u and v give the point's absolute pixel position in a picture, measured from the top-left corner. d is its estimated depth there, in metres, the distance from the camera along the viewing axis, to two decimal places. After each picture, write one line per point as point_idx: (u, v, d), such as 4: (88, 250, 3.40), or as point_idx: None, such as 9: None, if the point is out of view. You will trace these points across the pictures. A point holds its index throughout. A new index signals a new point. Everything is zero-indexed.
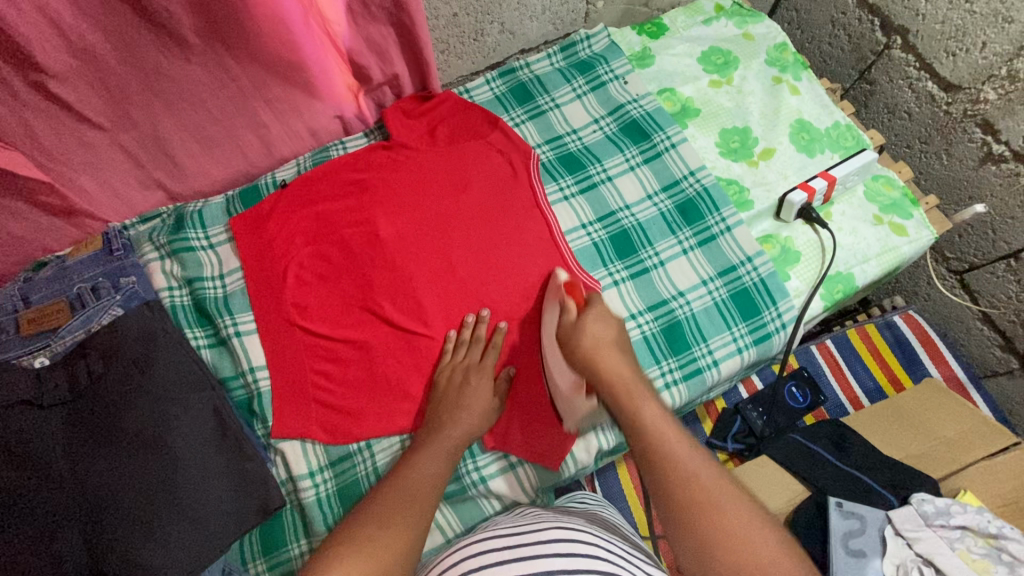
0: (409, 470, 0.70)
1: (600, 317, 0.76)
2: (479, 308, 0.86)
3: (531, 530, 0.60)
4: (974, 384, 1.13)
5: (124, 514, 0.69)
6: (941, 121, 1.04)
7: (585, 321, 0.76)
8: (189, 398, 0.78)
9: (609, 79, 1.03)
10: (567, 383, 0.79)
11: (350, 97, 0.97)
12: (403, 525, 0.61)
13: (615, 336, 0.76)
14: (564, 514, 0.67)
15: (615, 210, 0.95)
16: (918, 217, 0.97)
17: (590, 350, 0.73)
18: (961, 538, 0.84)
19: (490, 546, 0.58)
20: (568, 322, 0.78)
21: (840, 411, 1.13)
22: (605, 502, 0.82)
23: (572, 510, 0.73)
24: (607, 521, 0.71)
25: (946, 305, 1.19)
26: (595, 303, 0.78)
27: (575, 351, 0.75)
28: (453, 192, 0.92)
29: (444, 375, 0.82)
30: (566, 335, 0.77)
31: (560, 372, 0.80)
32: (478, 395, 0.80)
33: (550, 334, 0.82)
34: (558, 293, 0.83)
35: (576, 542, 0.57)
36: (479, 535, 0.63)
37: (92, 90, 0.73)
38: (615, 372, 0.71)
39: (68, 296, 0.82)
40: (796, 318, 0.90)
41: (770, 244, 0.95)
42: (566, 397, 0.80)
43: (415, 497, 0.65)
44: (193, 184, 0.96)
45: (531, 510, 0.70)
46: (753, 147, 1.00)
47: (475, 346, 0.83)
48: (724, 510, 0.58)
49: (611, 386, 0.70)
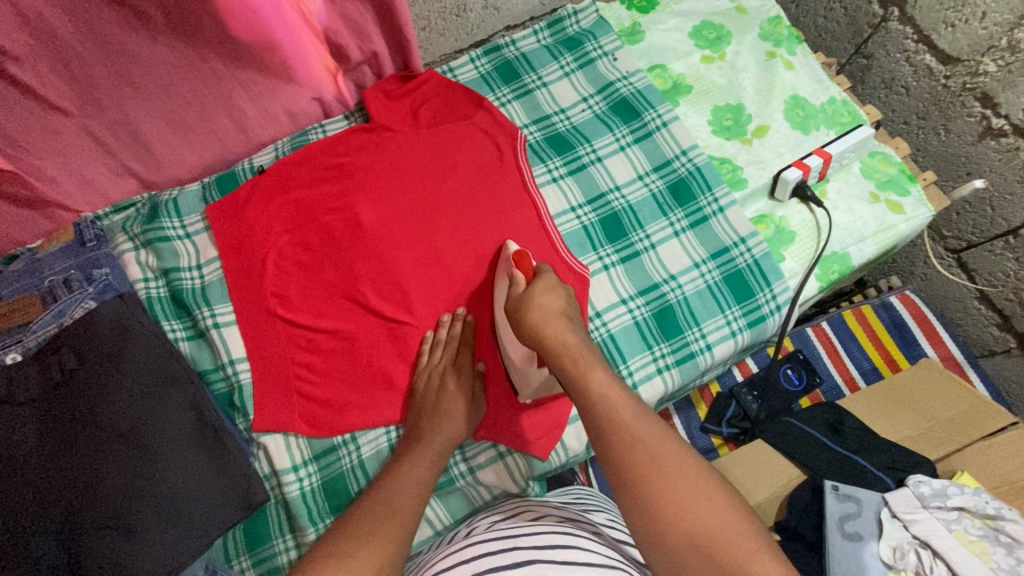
0: (393, 480, 0.67)
1: (545, 286, 0.72)
2: (455, 307, 0.84)
3: (525, 535, 0.58)
4: (971, 364, 1.12)
5: (102, 514, 0.66)
6: (939, 96, 1.02)
7: (531, 291, 0.71)
8: (167, 393, 0.75)
9: (598, 55, 1.00)
10: (520, 356, 0.77)
11: (329, 79, 0.94)
12: (386, 536, 0.57)
13: (564, 305, 0.71)
14: (560, 517, 0.65)
15: (605, 191, 0.93)
16: (915, 194, 0.94)
17: (537, 322, 0.67)
18: (958, 519, 0.83)
19: (482, 551, 0.56)
20: (516, 294, 0.73)
21: (835, 393, 1.12)
22: (602, 496, 0.82)
23: (567, 510, 0.69)
24: (608, 529, 0.68)
25: (944, 285, 1.17)
26: (544, 274, 0.74)
27: (521, 324, 0.70)
28: (437, 175, 0.89)
29: (422, 380, 0.79)
30: (514, 305, 0.72)
31: (513, 345, 0.78)
32: (456, 398, 0.77)
33: (501, 309, 0.80)
34: (507, 267, 0.80)
35: (572, 549, 0.55)
36: (472, 538, 0.61)
37: (56, 73, 0.70)
38: (560, 341, 0.65)
39: (40, 290, 0.79)
40: (791, 300, 0.88)
41: (764, 224, 0.92)
42: (520, 368, 0.78)
43: (399, 508, 0.62)
44: (167, 172, 0.92)
45: (528, 511, 0.67)
46: (747, 124, 0.97)
47: (451, 346, 0.80)
48: (674, 478, 0.53)
49: (558, 357, 0.64)
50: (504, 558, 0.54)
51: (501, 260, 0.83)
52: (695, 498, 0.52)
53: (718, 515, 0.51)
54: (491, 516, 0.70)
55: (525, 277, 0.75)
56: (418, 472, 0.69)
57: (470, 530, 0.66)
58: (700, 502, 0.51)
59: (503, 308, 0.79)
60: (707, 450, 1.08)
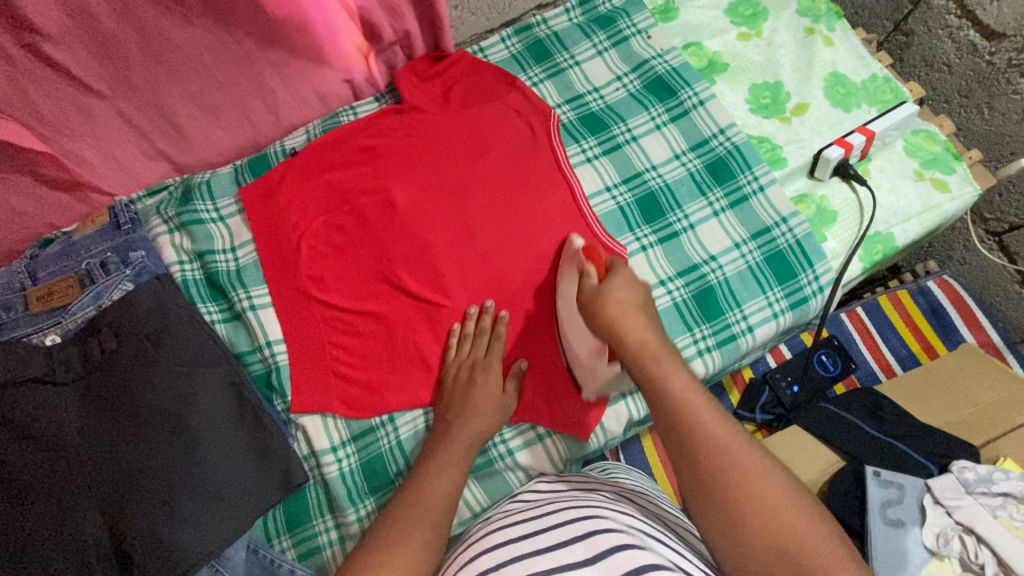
0: (427, 479, 0.66)
1: (622, 279, 0.69)
2: (485, 295, 0.82)
3: (552, 515, 0.56)
4: (1011, 349, 1.09)
5: (145, 495, 0.66)
6: (982, 73, 0.98)
7: (609, 285, 0.68)
8: (204, 372, 0.75)
9: (631, 33, 0.98)
10: (587, 350, 0.78)
11: (360, 60, 0.93)
12: (418, 542, 0.57)
13: (643, 301, 0.68)
14: (592, 493, 0.62)
15: (641, 171, 0.91)
16: (961, 172, 0.91)
17: (615, 318, 0.65)
18: (1003, 505, 0.81)
19: (508, 537, 0.54)
20: (589, 287, 0.70)
21: (871, 378, 1.10)
22: (628, 467, 0.79)
23: (603, 484, 0.67)
24: (651, 502, 0.65)
25: (983, 269, 1.14)
26: (619, 267, 0.70)
27: (597, 320, 0.67)
28: (470, 156, 0.88)
29: (451, 372, 0.78)
30: (587, 300, 0.69)
31: (579, 340, 0.78)
32: (487, 392, 0.76)
33: (569, 301, 0.79)
34: (574, 259, 0.81)
35: (614, 524, 0.52)
36: (498, 523, 0.59)
37: (90, 54, 0.69)
38: (640, 341, 0.63)
39: (77, 271, 0.79)
40: (834, 280, 0.86)
41: (805, 203, 0.90)
42: (587, 364, 0.79)
43: (427, 510, 0.61)
44: (199, 155, 0.92)
45: (568, 488, 0.65)
46: (785, 103, 0.95)
47: (479, 339, 0.79)
48: (758, 488, 0.52)
49: (637, 356, 0.63)
50: (530, 542, 0.52)
51: (565, 254, 0.82)
52: (781, 508, 0.51)
53: (807, 528, 0.51)
54: (529, 493, 0.68)
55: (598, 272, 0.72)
56: (450, 472, 0.67)
57: (498, 513, 0.64)
58: (788, 511, 0.51)
59: (573, 302, 0.79)
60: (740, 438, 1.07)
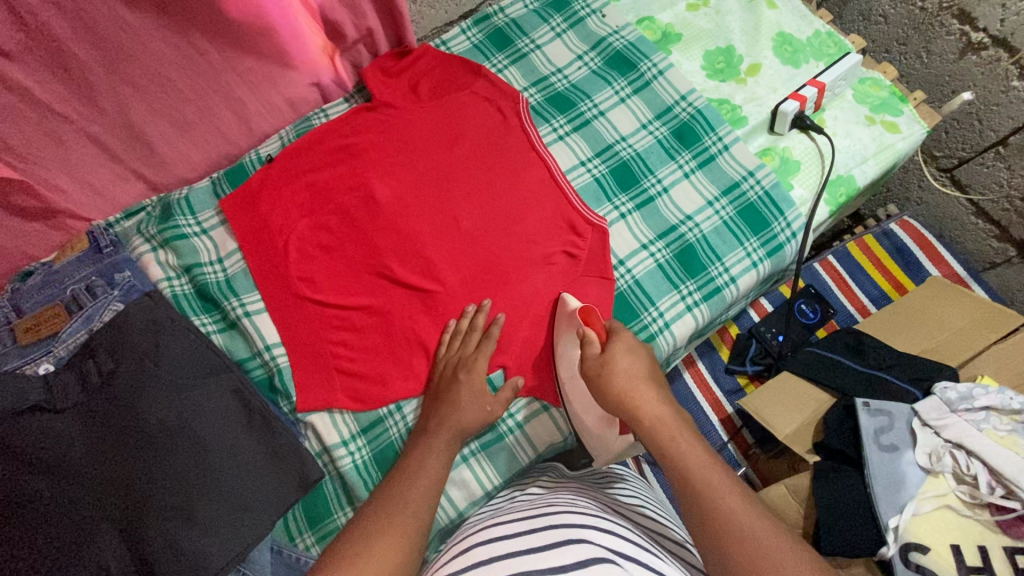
0: (420, 475, 0.66)
1: (626, 349, 0.72)
2: (475, 278, 0.84)
3: (550, 515, 0.57)
4: (974, 278, 1.15)
5: (161, 508, 0.65)
6: (917, 19, 1.05)
7: (611, 355, 0.71)
8: (207, 383, 0.76)
9: (586, 14, 1.02)
10: (595, 420, 0.80)
11: (326, 61, 0.94)
12: (398, 534, 0.57)
13: (648, 370, 0.71)
14: (586, 501, 0.64)
15: (612, 142, 0.94)
16: (908, 114, 0.97)
17: (625, 393, 0.68)
18: (986, 419, 0.84)
19: (502, 533, 0.56)
20: (591, 356, 0.73)
21: (851, 320, 1.15)
22: (634, 474, 0.83)
23: (596, 493, 0.69)
24: (646, 518, 0.67)
25: (939, 206, 1.20)
26: (618, 334, 0.74)
27: (608, 393, 0.70)
28: (445, 145, 0.90)
29: (440, 368, 0.80)
30: (592, 372, 0.72)
31: (586, 408, 0.81)
32: (477, 384, 0.76)
33: (571, 364, 0.81)
34: (570, 320, 0.81)
35: (599, 532, 0.54)
36: (495, 520, 0.61)
37: (55, 77, 0.69)
38: (654, 416, 0.66)
39: (62, 299, 0.78)
40: (805, 225, 0.91)
41: (770, 156, 0.95)
42: (598, 434, 0.81)
43: (410, 500, 0.62)
44: (173, 172, 0.92)
45: (564, 493, 0.67)
46: (739, 65, 1.00)
47: (472, 335, 0.80)
48: (783, 562, 0.52)
49: (653, 431, 0.65)
50: (523, 540, 0.53)
51: (560, 314, 0.83)
52: None
53: None
54: (529, 494, 0.69)
55: (598, 337, 0.75)
56: (433, 465, 0.67)
57: (496, 512, 0.66)
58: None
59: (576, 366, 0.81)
60: (734, 391, 1.13)
